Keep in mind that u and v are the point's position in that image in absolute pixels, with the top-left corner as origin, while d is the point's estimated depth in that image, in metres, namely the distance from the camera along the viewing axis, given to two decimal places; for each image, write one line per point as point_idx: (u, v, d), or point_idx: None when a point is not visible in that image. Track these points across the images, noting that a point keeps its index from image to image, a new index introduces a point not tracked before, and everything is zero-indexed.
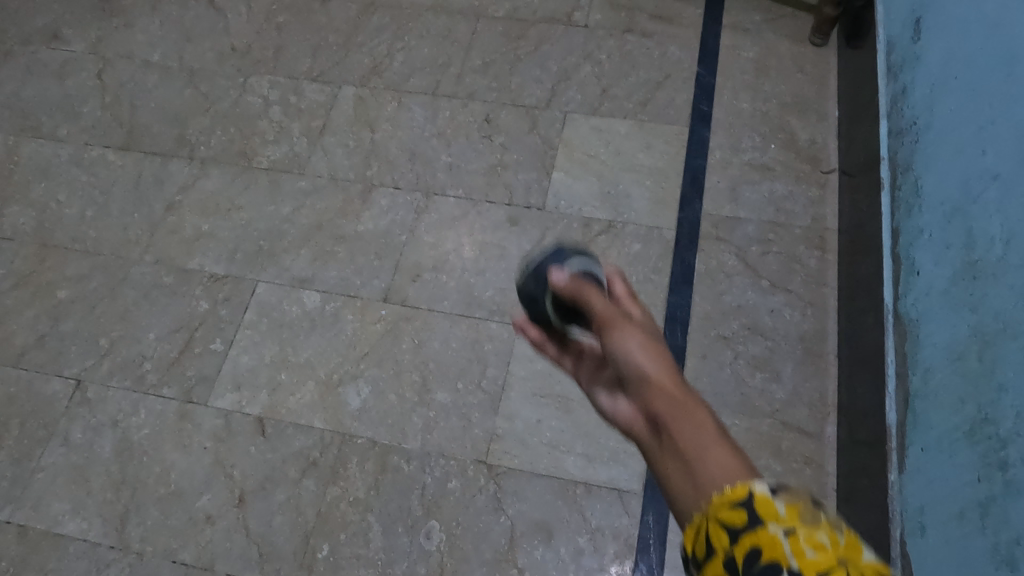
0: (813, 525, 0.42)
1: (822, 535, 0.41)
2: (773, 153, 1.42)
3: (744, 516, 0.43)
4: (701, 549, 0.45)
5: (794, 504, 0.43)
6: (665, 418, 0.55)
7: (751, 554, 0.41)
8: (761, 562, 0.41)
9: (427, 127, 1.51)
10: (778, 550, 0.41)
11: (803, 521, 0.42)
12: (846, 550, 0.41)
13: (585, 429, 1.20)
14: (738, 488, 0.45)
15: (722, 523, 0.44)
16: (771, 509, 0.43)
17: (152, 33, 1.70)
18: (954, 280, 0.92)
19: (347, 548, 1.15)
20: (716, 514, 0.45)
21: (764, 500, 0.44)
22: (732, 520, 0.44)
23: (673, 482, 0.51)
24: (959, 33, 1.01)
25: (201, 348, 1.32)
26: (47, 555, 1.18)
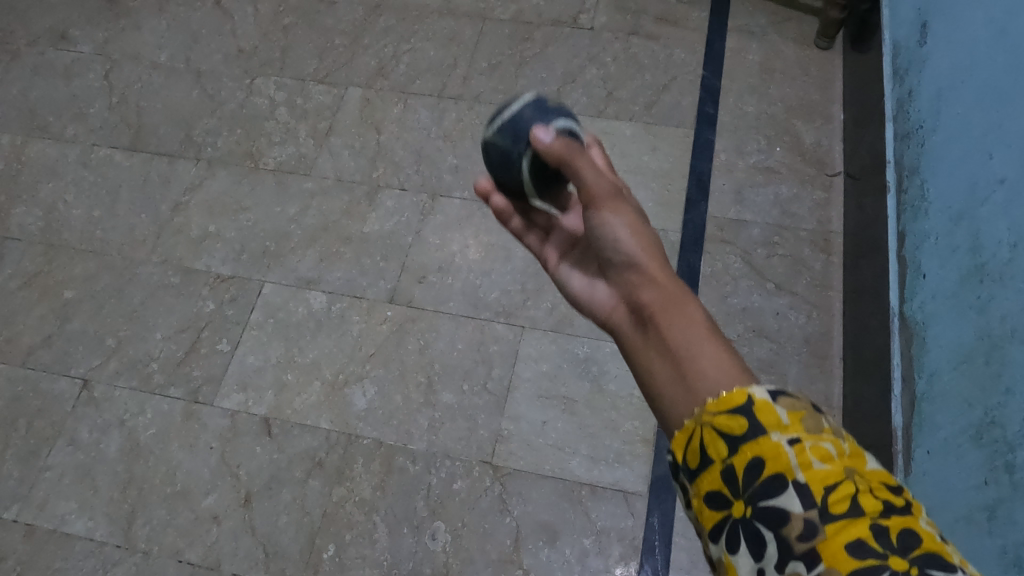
0: (811, 434, 0.49)
1: (821, 445, 0.48)
2: (778, 156, 1.42)
3: (744, 425, 0.50)
4: (702, 455, 0.52)
5: (791, 411, 0.50)
6: (655, 308, 0.64)
7: (754, 463, 0.49)
8: (763, 472, 0.48)
9: (433, 129, 1.52)
10: (780, 460, 0.48)
11: (803, 431, 0.49)
12: (843, 456, 0.48)
13: (590, 431, 1.21)
14: (734, 393, 0.52)
15: (722, 432, 0.51)
16: (771, 418, 0.50)
17: (159, 34, 1.71)
18: (961, 283, 0.92)
19: (353, 548, 1.15)
20: (713, 420, 0.52)
21: (760, 404, 0.51)
22: (731, 428, 0.51)
23: (660, 363, 0.61)
24: (965, 37, 1.01)
25: (207, 348, 1.32)
26: (53, 554, 1.18)
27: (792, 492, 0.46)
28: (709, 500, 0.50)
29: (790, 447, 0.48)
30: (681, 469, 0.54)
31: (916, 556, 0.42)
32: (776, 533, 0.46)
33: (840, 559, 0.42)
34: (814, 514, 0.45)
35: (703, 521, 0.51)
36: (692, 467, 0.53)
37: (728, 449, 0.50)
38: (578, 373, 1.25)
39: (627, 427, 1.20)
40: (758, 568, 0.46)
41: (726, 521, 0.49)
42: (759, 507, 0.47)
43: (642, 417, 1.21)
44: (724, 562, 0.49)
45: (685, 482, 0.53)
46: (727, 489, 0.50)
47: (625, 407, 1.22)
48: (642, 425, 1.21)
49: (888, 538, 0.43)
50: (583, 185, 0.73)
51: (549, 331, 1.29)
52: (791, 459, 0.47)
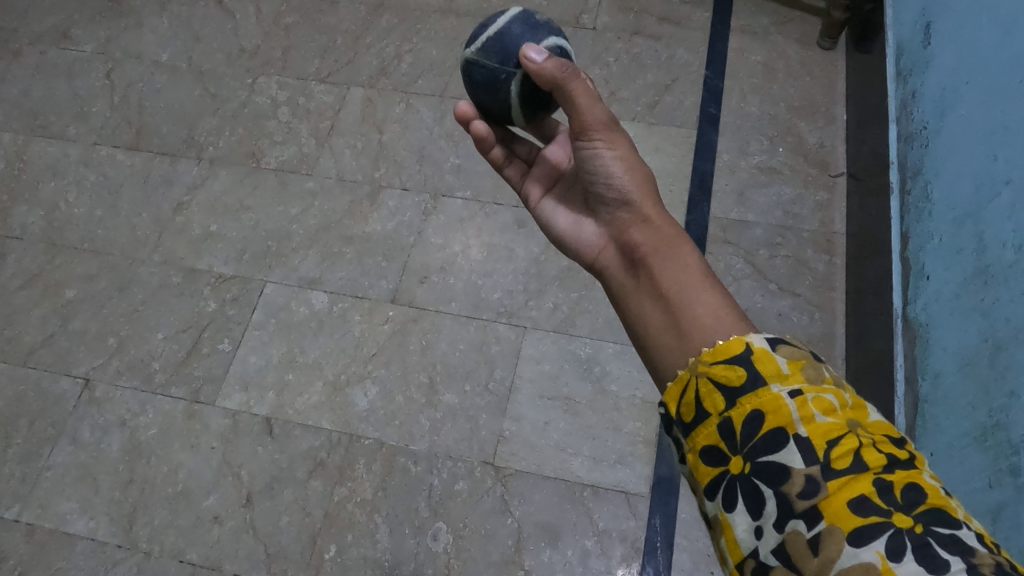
0: (813, 385, 0.49)
1: (823, 397, 0.49)
2: (781, 156, 1.42)
3: (742, 376, 0.51)
4: (699, 408, 0.52)
5: (791, 360, 0.51)
6: (649, 248, 0.68)
7: (754, 417, 0.49)
8: (762, 426, 0.49)
9: (435, 128, 1.51)
10: (781, 414, 0.48)
11: (804, 382, 0.50)
12: (845, 409, 0.49)
13: (592, 431, 1.21)
14: (732, 341, 0.53)
15: (721, 384, 0.52)
16: (771, 369, 0.50)
17: (161, 34, 1.71)
18: (965, 284, 0.91)
19: (354, 549, 1.15)
20: (711, 372, 0.52)
21: (759, 352, 0.52)
22: (728, 379, 0.51)
23: (650, 301, 0.64)
24: (970, 37, 1.01)
25: (208, 348, 1.32)
26: (54, 553, 1.18)
27: (794, 448, 0.47)
28: (706, 455, 0.51)
29: (791, 399, 0.49)
30: (675, 422, 0.55)
31: (920, 512, 0.43)
32: (777, 490, 0.47)
33: (845, 517, 0.44)
34: (817, 469, 0.46)
35: (697, 475, 0.52)
36: (687, 419, 0.53)
37: (725, 401, 0.51)
38: (580, 374, 1.25)
39: (629, 428, 1.20)
40: (756, 525, 0.47)
41: (723, 476, 0.50)
42: (759, 463, 0.48)
43: (644, 418, 1.21)
44: (720, 519, 0.49)
45: (679, 436, 0.54)
46: (724, 445, 0.50)
47: (628, 408, 1.22)
48: (644, 426, 1.20)
49: (892, 494, 0.44)
50: (584, 122, 0.75)
51: (551, 331, 1.29)
52: (792, 412, 0.48)
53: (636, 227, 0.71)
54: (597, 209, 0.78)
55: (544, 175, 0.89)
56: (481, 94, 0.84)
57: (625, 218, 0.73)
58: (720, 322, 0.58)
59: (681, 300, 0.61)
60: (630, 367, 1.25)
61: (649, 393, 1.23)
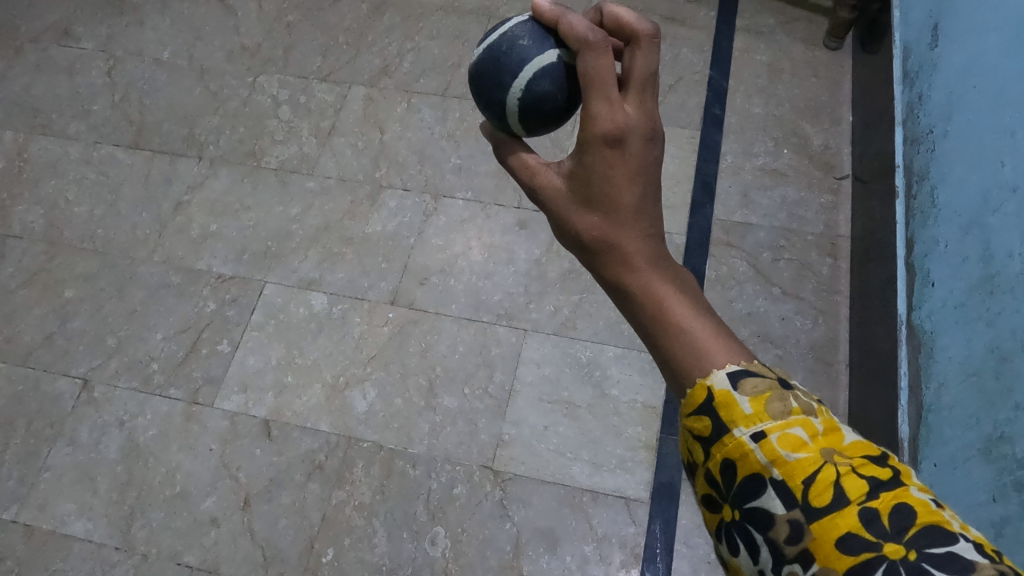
0: (778, 422, 0.42)
1: (790, 433, 0.42)
2: (785, 158, 1.40)
3: (709, 426, 0.45)
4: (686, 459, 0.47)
5: (754, 398, 0.43)
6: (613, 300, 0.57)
7: (727, 467, 0.43)
8: (738, 475, 0.43)
9: (436, 128, 1.50)
10: (751, 461, 0.42)
11: (768, 421, 0.42)
12: (819, 437, 0.42)
13: (593, 436, 1.19)
14: (694, 387, 0.46)
15: (694, 437, 0.45)
16: (733, 413, 0.44)
17: (162, 31, 1.70)
18: (970, 293, 0.90)
19: (352, 553, 1.14)
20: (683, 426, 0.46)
21: (719, 398, 0.44)
22: (699, 430, 0.45)
23: None
24: (978, 41, 0.99)
25: (207, 349, 1.32)
26: (52, 555, 1.18)
27: (771, 493, 0.41)
28: (703, 505, 0.46)
29: (755, 444, 0.42)
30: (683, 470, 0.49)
31: (911, 537, 0.37)
32: (764, 539, 0.41)
33: (834, 560, 0.38)
34: (798, 513, 0.40)
35: (707, 524, 0.46)
36: (686, 469, 0.48)
37: (703, 453, 0.45)
38: (580, 378, 1.24)
39: (630, 433, 1.19)
40: (758, 573, 0.42)
41: (720, 525, 0.44)
42: (743, 512, 0.42)
43: (644, 422, 1.20)
44: (731, 566, 0.44)
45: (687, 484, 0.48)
46: (714, 495, 0.44)
47: (628, 413, 1.21)
48: (645, 431, 1.19)
49: (880, 524, 0.38)
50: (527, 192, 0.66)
51: (552, 334, 1.28)
52: (760, 459, 0.42)
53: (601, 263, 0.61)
54: None
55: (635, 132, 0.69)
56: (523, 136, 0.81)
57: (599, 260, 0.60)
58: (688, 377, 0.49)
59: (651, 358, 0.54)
60: (631, 371, 1.24)
61: (650, 398, 1.22)
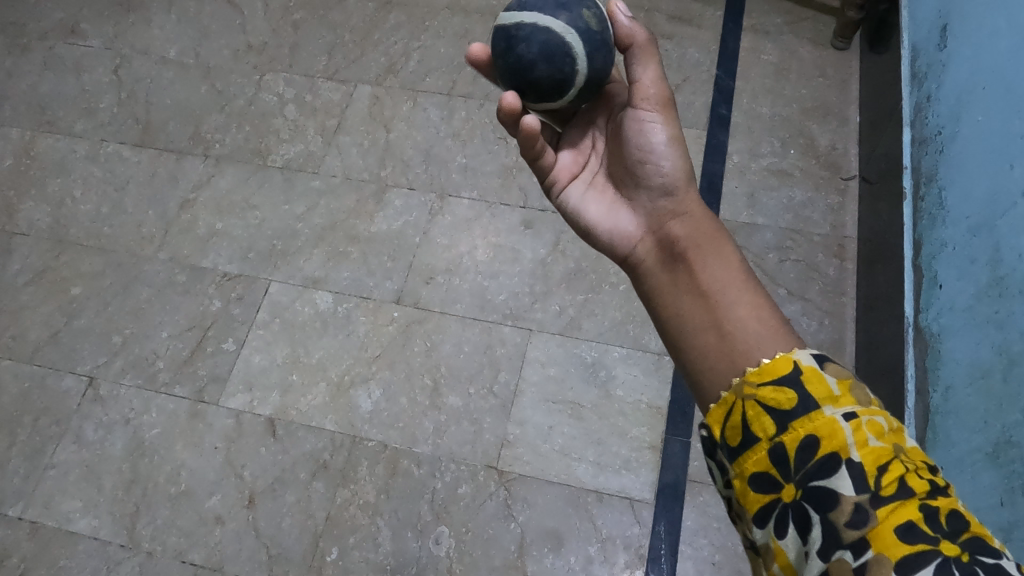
0: (864, 408, 0.48)
1: (875, 420, 0.48)
2: (792, 158, 1.40)
3: (793, 399, 0.49)
4: (747, 433, 0.51)
5: (840, 380, 0.50)
6: (691, 243, 0.65)
7: (808, 442, 0.48)
8: (817, 451, 0.47)
9: (442, 127, 1.50)
10: (836, 439, 0.47)
11: (855, 404, 0.48)
12: (894, 433, 0.48)
13: (597, 437, 1.19)
14: (777, 360, 0.52)
15: (770, 407, 0.50)
16: (822, 391, 0.49)
17: (169, 29, 1.70)
18: (978, 295, 0.90)
19: (356, 552, 1.14)
20: (760, 394, 0.51)
21: (808, 372, 0.50)
22: (780, 399, 0.50)
23: (688, 301, 0.61)
24: (987, 42, 0.99)
25: (213, 347, 1.32)
26: (59, 551, 1.18)
27: (845, 473, 0.45)
28: (756, 482, 0.49)
29: (844, 421, 0.47)
30: (722, 447, 0.53)
31: (965, 539, 0.42)
32: (824, 517, 0.45)
33: (892, 545, 0.42)
34: (866, 497, 0.44)
35: (745, 502, 0.50)
36: (732, 443, 0.52)
37: (776, 425, 0.49)
38: (586, 378, 1.24)
39: (635, 434, 1.19)
40: (805, 552, 0.46)
41: (775, 504, 0.48)
42: (809, 489, 0.46)
43: (649, 423, 1.20)
44: (772, 546, 0.48)
45: (727, 459, 0.52)
46: (777, 473, 0.48)
47: (632, 413, 1.21)
48: (650, 431, 1.19)
49: (938, 522, 0.43)
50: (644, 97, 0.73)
51: (557, 334, 1.28)
52: (847, 436, 0.46)
53: (663, 198, 0.70)
54: (633, 197, 0.73)
55: (574, 162, 0.78)
56: (536, 60, 0.72)
57: (666, 207, 0.70)
58: (765, 328, 0.56)
59: (706, 276, 0.61)
60: (637, 371, 1.24)
61: (655, 398, 1.21)
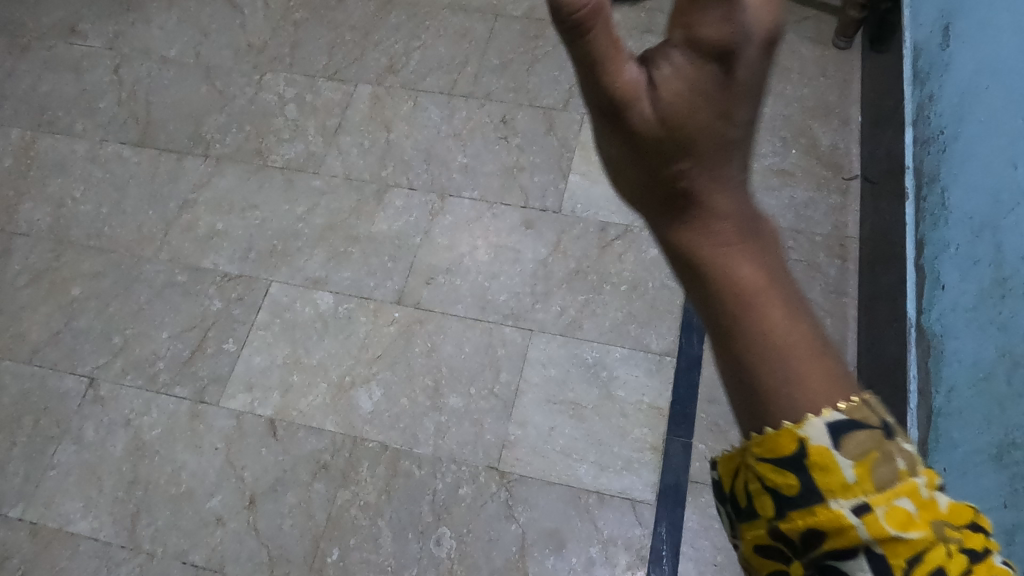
0: (887, 492, 0.34)
1: (901, 503, 0.34)
2: (794, 158, 1.39)
3: (795, 485, 0.35)
4: (746, 506, 0.37)
5: (860, 459, 0.34)
6: None
7: (814, 537, 0.35)
8: (825, 548, 0.34)
9: (443, 127, 1.50)
10: (849, 537, 0.34)
11: (876, 487, 0.34)
12: (927, 505, 0.34)
13: (598, 437, 1.19)
14: (778, 433, 0.35)
15: (769, 490, 0.36)
16: (834, 477, 0.34)
17: (169, 28, 1.70)
18: (981, 295, 0.90)
19: (357, 553, 1.14)
20: (758, 471, 0.36)
21: (817, 456, 0.34)
22: (784, 477, 0.35)
23: None
24: (991, 42, 0.98)
25: (213, 348, 1.32)
26: (59, 552, 1.18)
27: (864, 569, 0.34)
28: (756, 560, 0.38)
29: (857, 518, 0.33)
30: (722, 500, 0.40)
31: None
32: None
33: None
34: None
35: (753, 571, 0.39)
36: (733, 502, 0.39)
37: (776, 507, 0.36)
38: (587, 379, 1.24)
39: (636, 435, 1.19)
40: None
41: None
42: None
43: (650, 424, 1.19)
44: None
45: (728, 516, 0.39)
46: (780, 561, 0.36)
47: (634, 414, 1.20)
48: (651, 432, 1.19)
49: None
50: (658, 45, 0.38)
51: (558, 334, 1.27)
52: (863, 535, 0.33)
53: None
54: None
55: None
56: None
57: None
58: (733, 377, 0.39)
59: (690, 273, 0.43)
60: (638, 372, 1.23)
61: (656, 399, 1.21)
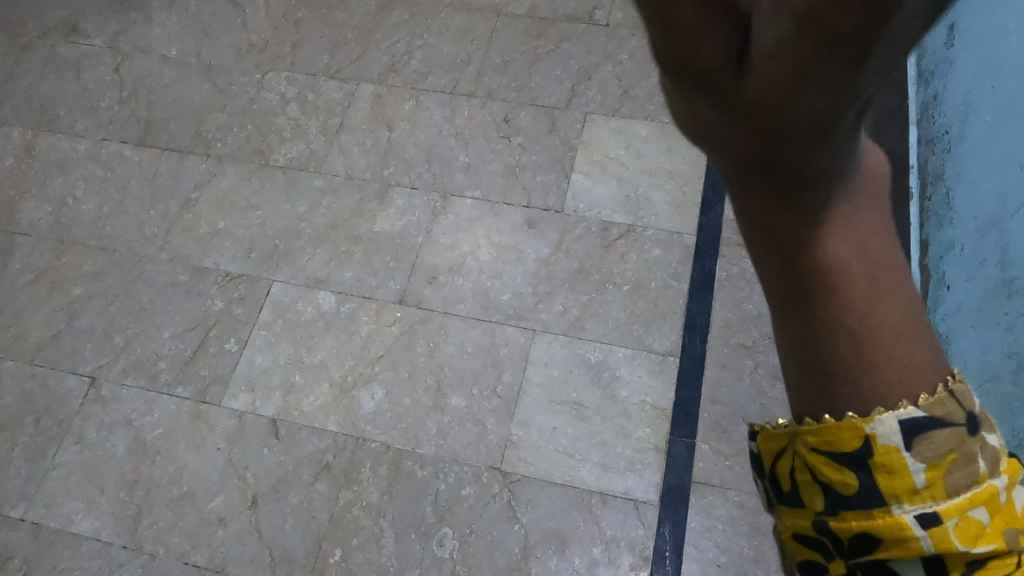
0: (959, 502, 0.31)
1: (973, 513, 0.31)
2: None
3: (854, 484, 0.32)
4: (794, 491, 0.35)
5: (932, 464, 0.31)
6: None
7: (866, 541, 0.32)
8: (879, 553, 0.32)
9: (445, 126, 1.49)
10: (911, 549, 0.31)
11: (947, 494, 0.31)
12: (1000, 514, 0.31)
13: (601, 438, 1.19)
14: (841, 426, 0.32)
15: (823, 484, 0.33)
16: (900, 481, 0.31)
17: (170, 27, 1.69)
18: (988, 297, 0.90)
19: (359, 553, 1.14)
20: (813, 463, 0.33)
21: (884, 455, 0.31)
22: (846, 475, 0.32)
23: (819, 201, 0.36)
24: (995, 38, 0.97)
25: (215, 348, 1.31)
26: (60, 553, 1.18)
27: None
28: (797, 548, 0.35)
29: (921, 530, 0.31)
30: (765, 478, 0.37)
31: None
32: None
33: None
34: None
35: (787, 557, 0.37)
36: (775, 484, 0.36)
37: (827, 505, 0.33)
38: (590, 379, 1.23)
39: (639, 435, 1.18)
40: None
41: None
42: None
43: (653, 424, 1.19)
44: None
45: (768, 494, 0.37)
46: (822, 553, 0.34)
47: (637, 414, 1.20)
48: (654, 432, 1.18)
49: None
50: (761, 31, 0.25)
51: (561, 334, 1.27)
52: (927, 549, 0.30)
53: None
54: None
55: None
56: None
57: None
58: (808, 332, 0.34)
59: None
60: (641, 372, 1.23)
61: (660, 399, 1.21)
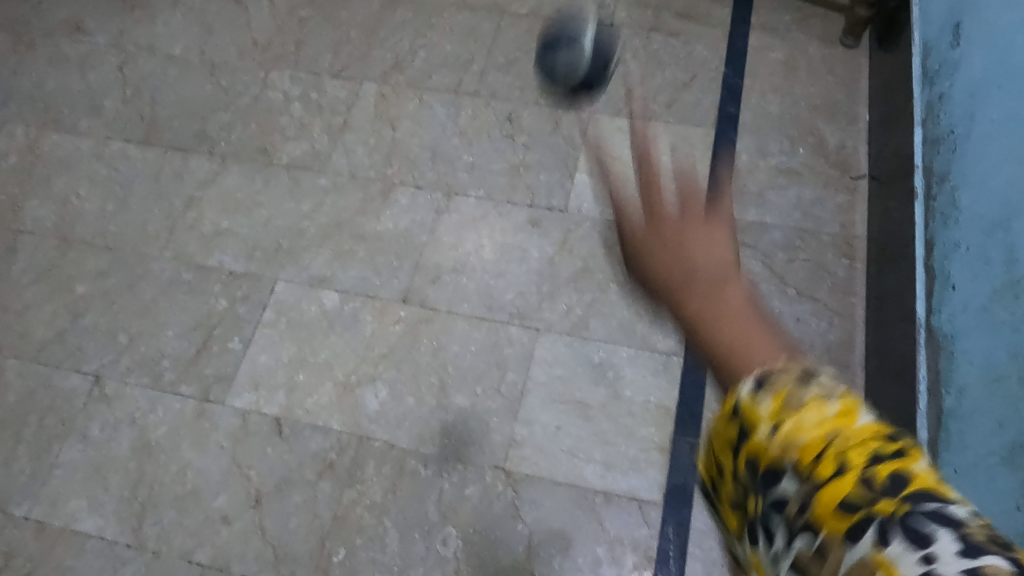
0: (792, 411, 0.39)
1: (807, 417, 0.38)
2: (801, 157, 1.38)
3: (733, 431, 0.41)
4: (720, 470, 0.44)
5: (773, 394, 0.40)
6: None
7: (751, 467, 0.40)
8: (758, 475, 0.40)
9: (449, 125, 1.49)
10: (768, 458, 0.39)
11: (786, 409, 0.39)
12: (835, 416, 0.38)
13: (605, 437, 1.19)
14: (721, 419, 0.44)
15: (727, 444, 0.42)
16: (752, 412, 0.40)
17: (174, 26, 1.69)
18: (994, 297, 0.90)
19: (363, 552, 1.14)
20: (720, 433, 0.43)
21: (744, 410, 0.40)
22: (730, 437, 0.42)
23: None
24: (1004, 41, 0.98)
25: (219, 347, 1.31)
26: (64, 552, 1.18)
27: (784, 476, 0.38)
28: (734, 513, 0.43)
29: (770, 446, 0.39)
30: (713, 486, 0.46)
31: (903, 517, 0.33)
32: (777, 530, 0.38)
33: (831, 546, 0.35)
34: (805, 495, 0.37)
35: (733, 536, 0.44)
36: (715, 486, 0.45)
37: (732, 461, 0.42)
38: (593, 378, 1.23)
39: (643, 434, 1.18)
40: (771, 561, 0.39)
41: (744, 528, 0.41)
42: (761, 508, 0.39)
43: (657, 424, 1.19)
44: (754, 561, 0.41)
45: (717, 503, 0.46)
46: (744, 502, 0.41)
47: (641, 414, 1.20)
48: (658, 432, 1.18)
49: (874, 506, 0.34)
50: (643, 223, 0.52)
51: (565, 334, 1.27)
52: (778, 453, 0.38)
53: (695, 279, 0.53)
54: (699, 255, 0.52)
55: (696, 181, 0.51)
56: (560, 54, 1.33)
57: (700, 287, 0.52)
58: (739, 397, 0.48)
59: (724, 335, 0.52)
60: (645, 371, 1.23)
61: (664, 398, 1.21)
